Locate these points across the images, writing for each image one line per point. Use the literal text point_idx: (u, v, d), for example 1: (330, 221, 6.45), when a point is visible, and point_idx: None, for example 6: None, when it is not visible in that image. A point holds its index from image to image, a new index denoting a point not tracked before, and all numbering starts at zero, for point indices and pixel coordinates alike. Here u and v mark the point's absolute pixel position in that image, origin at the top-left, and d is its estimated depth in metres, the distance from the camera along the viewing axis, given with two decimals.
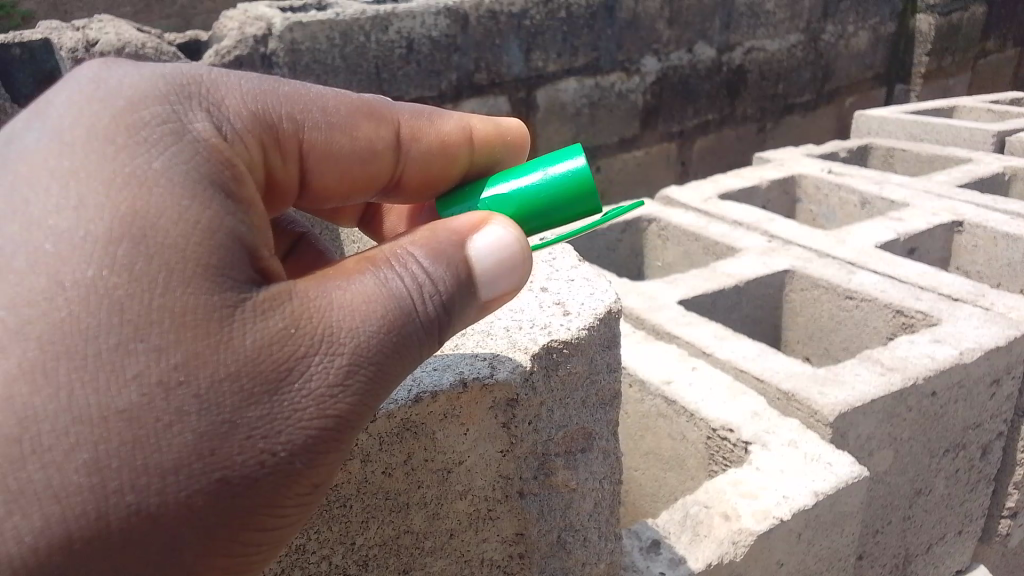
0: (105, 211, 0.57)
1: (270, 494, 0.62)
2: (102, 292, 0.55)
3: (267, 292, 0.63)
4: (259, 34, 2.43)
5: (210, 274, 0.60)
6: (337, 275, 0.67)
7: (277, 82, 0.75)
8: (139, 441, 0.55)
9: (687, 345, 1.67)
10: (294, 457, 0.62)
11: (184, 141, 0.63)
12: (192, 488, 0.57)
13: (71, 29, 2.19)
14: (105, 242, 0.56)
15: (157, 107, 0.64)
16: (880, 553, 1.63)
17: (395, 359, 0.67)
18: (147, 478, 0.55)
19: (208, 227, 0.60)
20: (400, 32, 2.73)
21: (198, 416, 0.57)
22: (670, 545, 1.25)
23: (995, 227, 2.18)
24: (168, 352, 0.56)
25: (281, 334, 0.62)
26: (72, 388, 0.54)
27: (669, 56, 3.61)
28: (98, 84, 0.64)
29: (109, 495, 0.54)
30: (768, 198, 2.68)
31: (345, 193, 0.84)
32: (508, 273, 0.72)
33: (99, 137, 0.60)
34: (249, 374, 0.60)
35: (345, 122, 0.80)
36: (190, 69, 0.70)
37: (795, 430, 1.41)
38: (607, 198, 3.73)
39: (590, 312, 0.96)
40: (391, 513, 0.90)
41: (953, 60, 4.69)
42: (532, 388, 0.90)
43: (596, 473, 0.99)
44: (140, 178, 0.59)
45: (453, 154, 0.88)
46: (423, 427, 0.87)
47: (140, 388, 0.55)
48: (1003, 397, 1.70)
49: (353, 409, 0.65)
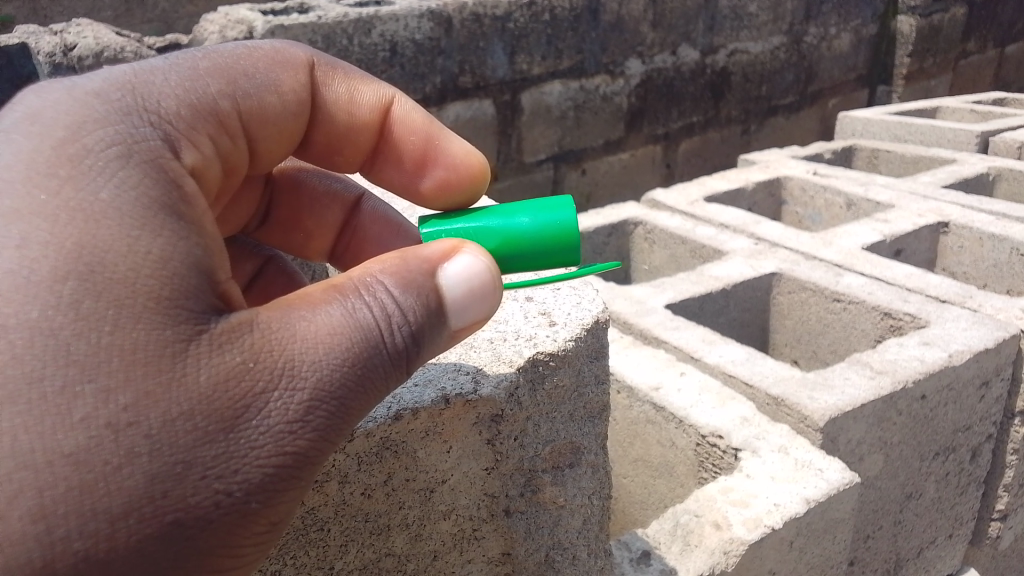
0: (51, 248, 0.56)
1: (224, 535, 0.60)
2: (47, 333, 0.54)
3: (225, 323, 0.61)
4: (240, 37, 2.37)
5: (162, 307, 0.58)
6: (302, 303, 0.64)
7: (195, 60, 0.75)
8: (87, 485, 0.54)
9: (675, 350, 1.65)
10: (250, 496, 0.60)
11: (132, 164, 0.62)
12: (143, 532, 0.55)
13: (49, 32, 2.14)
14: (50, 282, 0.55)
15: (100, 132, 0.63)
16: (871, 558, 1.61)
17: (359, 393, 0.65)
18: (95, 523, 0.54)
19: (160, 256, 0.59)
20: (383, 35, 2.68)
21: (149, 457, 0.55)
22: (661, 556, 1.22)
23: (981, 228, 2.18)
24: (116, 393, 0.55)
25: (239, 369, 0.60)
26: (15, 432, 0.52)
27: (653, 58, 3.60)
28: (35, 118, 0.62)
29: (56, 541, 0.53)
30: (754, 201, 2.66)
31: (278, 152, 0.87)
32: (478, 300, 0.71)
33: (41, 171, 0.59)
34: (203, 412, 0.58)
35: (268, 78, 0.82)
36: (119, 75, 0.68)
37: (785, 436, 1.40)
38: (593, 201, 3.70)
39: (577, 323, 0.93)
40: (371, 535, 0.87)
41: (934, 61, 4.72)
42: (517, 402, 0.88)
43: (585, 488, 0.97)
44: (87, 212, 0.58)
45: (366, 118, 0.93)
46: (404, 445, 0.84)
47: (88, 430, 0.54)
48: (991, 399, 1.69)
49: (313, 446, 0.63)
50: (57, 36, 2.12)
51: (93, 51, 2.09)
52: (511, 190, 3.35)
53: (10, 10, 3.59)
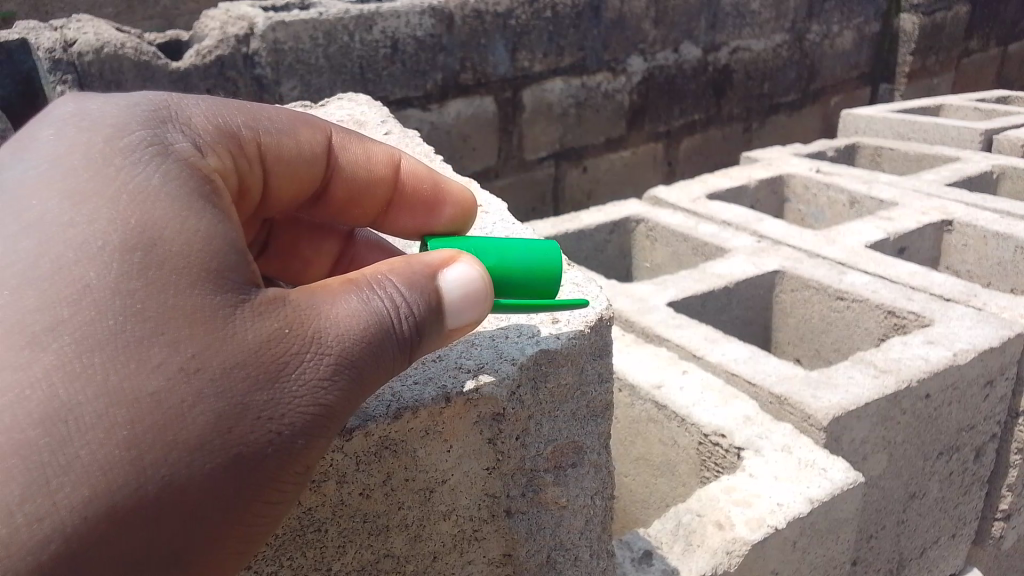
0: (115, 224, 0.60)
1: (276, 475, 0.62)
2: (123, 292, 0.58)
3: (263, 294, 0.64)
4: (241, 34, 2.37)
5: (212, 277, 0.62)
6: (326, 284, 0.68)
7: (221, 100, 0.78)
8: (167, 420, 0.57)
9: (678, 348, 1.64)
10: (299, 439, 0.63)
11: (171, 159, 0.66)
12: (213, 462, 0.58)
13: (49, 28, 2.13)
14: (120, 252, 0.59)
15: (141, 133, 0.67)
16: (874, 558, 1.60)
17: (387, 357, 0.67)
18: (176, 453, 0.57)
19: (207, 234, 0.63)
20: (384, 32, 2.66)
21: (214, 397, 0.59)
22: (663, 556, 1.21)
23: (985, 226, 2.16)
24: (182, 344, 0.59)
25: (277, 332, 0.63)
26: (106, 373, 0.56)
27: (655, 56, 3.58)
28: (85, 120, 0.68)
29: (145, 466, 0.56)
30: (756, 199, 2.64)
31: (291, 195, 0.86)
32: (473, 304, 0.72)
33: (97, 160, 0.64)
34: (253, 362, 0.61)
35: (287, 125, 0.82)
36: (155, 97, 0.73)
37: (788, 435, 1.38)
38: (594, 198, 3.68)
39: (580, 320, 0.92)
40: (370, 536, 0.86)
41: (936, 60, 4.70)
42: (518, 401, 0.87)
43: (587, 488, 0.95)
44: (141, 194, 0.63)
45: (378, 173, 0.91)
46: (403, 444, 0.83)
47: (166, 373, 0.58)
48: (996, 398, 1.67)
49: (348, 401, 0.66)
50: (57, 32, 2.11)
51: (93, 47, 2.08)
52: (512, 188, 3.34)
53: (11, 6, 3.57)
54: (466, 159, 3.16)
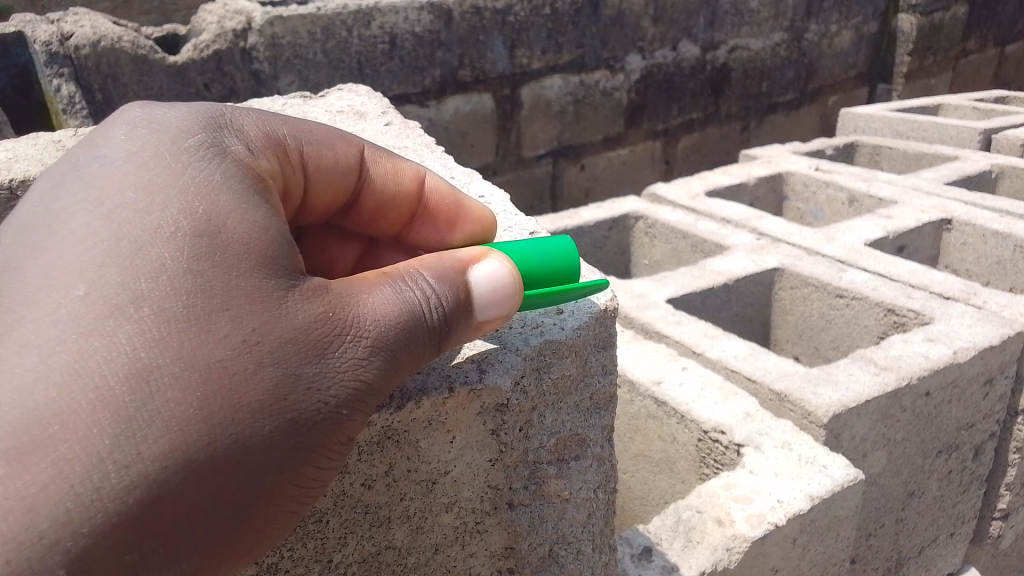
0: (184, 214, 0.63)
1: (322, 446, 0.64)
2: (192, 272, 0.60)
3: (311, 280, 0.67)
4: (239, 28, 2.36)
5: (268, 263, 0.64)
6: (368, 275, 0.70)
7: (267, 112, 0.79)
8: (232, 385, 0.59)
9: (678, 344, 1.63)
10: (344, 412, 0.65)
11: (229, 161, 0.68)
12: (270, 427, 0.60)
13: (46, 21, 2.11)
14: (189, 238, 0.62)
15: (201, 136, 0.69)
16: (873, 556, 1.60)
17: (423, 343, 0.69)
18: (240, 415, 0.58)
19: (264, 226, 0.66)
20: (383, 28, 2.65)
21: (271, 365, 0.61)
22: (663, 552, 1.20)
23: (985, 225, 2.16)
24: (243, 319, 0.61)
25: (323, 313, 0.65)
26: (179, 341, 0.58)
27: (653, 54, 3.57)
28: (149, 122, 0.70)
29: (215, 426, 0.57)
30: (755, 196, 2.64)
31: (324, 205, 0.85)
32: (501, 300, 0.72)
33: (165, 157, 0.66)
34: (304, 337, 0.63)
35: (326, 136, 0.82)
36: (217, 105, 0.75)
37: (788, 431, 1.38)
38: (592, 196, 3.68)
39: (585, 311, 0.90)
40: (371, 528, 0.85)
41: (934, 60, 4.70)
42: (522, 392, 0.86)
43: (590, 481, 0.94)
44: (204, 189, 0.65)
45: (405, 187, 0.90)
46: (406, 435, 0.82)
47: (230, 344, 0.60)
48: (995, 396, 1.67)
49: (386, 382, 0.68)
50: (53, 25, 2.09)
51: (90, 41, 2.07)
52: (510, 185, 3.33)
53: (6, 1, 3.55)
54: (465, 156, 3.14)
